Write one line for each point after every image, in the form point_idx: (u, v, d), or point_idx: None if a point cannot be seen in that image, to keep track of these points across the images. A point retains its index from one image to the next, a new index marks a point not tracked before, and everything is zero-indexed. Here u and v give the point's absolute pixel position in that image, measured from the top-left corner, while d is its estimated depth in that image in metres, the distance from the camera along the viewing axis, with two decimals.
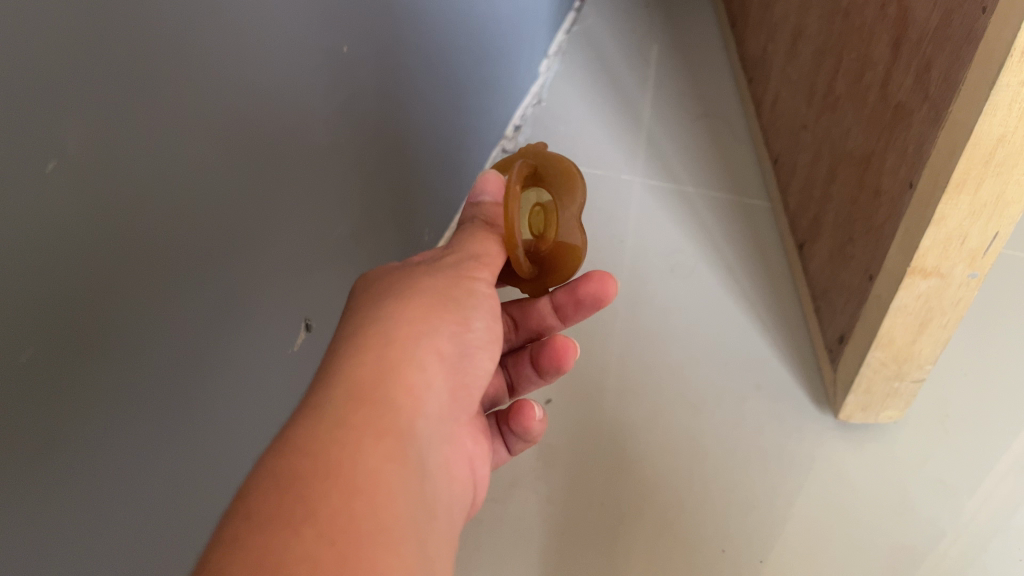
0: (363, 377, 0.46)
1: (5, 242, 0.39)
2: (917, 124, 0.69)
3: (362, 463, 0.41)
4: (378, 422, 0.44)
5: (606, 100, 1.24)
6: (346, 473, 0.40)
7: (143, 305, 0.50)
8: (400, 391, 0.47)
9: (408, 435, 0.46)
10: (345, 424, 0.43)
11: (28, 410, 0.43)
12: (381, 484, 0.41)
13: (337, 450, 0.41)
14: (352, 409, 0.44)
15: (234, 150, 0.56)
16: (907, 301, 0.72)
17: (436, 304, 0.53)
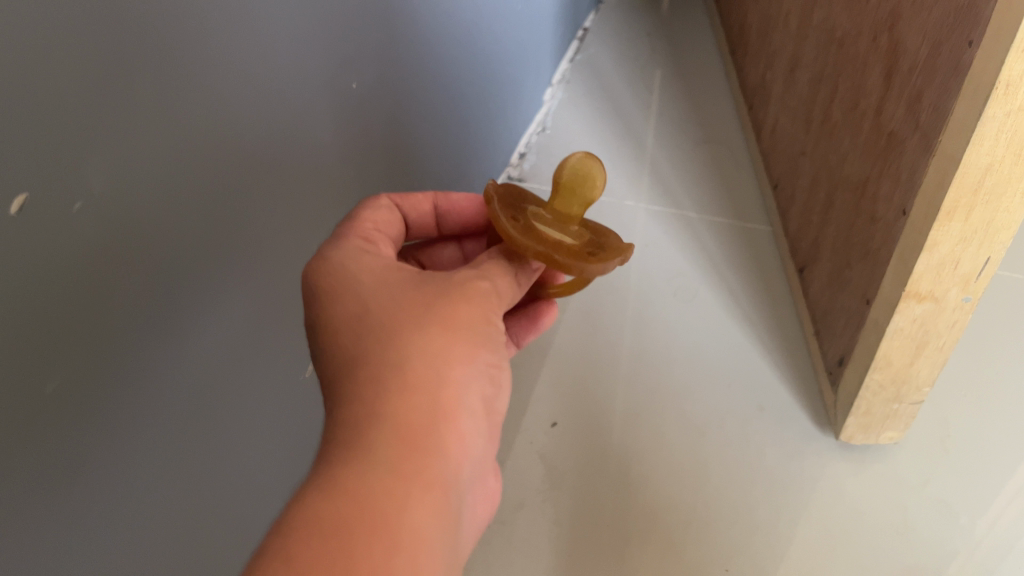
0: (412, 418, 0.44)
1: (24, 279, 0.41)
2: (908, 151, 0.69)
3: (408, 519, 0.40)
4: (425, 470, 0.42)
5: (610, 128, 1.29)
6: (390, 529, 0.38)
7: (166, 340, 0.52)
8: (447, 437, 0.44)
9: (452, 485, 0.43)
10: (394, 470, 0.41)
11: (44, 443, 0.44)
12: (423, 540, 0.39)
13: (385, 501, 0.39)
14: (398, 455, 0.42)
15: (257, 196, 0.59)
16: (903, 324, 0.72)
17: (474, 342, 0.48)
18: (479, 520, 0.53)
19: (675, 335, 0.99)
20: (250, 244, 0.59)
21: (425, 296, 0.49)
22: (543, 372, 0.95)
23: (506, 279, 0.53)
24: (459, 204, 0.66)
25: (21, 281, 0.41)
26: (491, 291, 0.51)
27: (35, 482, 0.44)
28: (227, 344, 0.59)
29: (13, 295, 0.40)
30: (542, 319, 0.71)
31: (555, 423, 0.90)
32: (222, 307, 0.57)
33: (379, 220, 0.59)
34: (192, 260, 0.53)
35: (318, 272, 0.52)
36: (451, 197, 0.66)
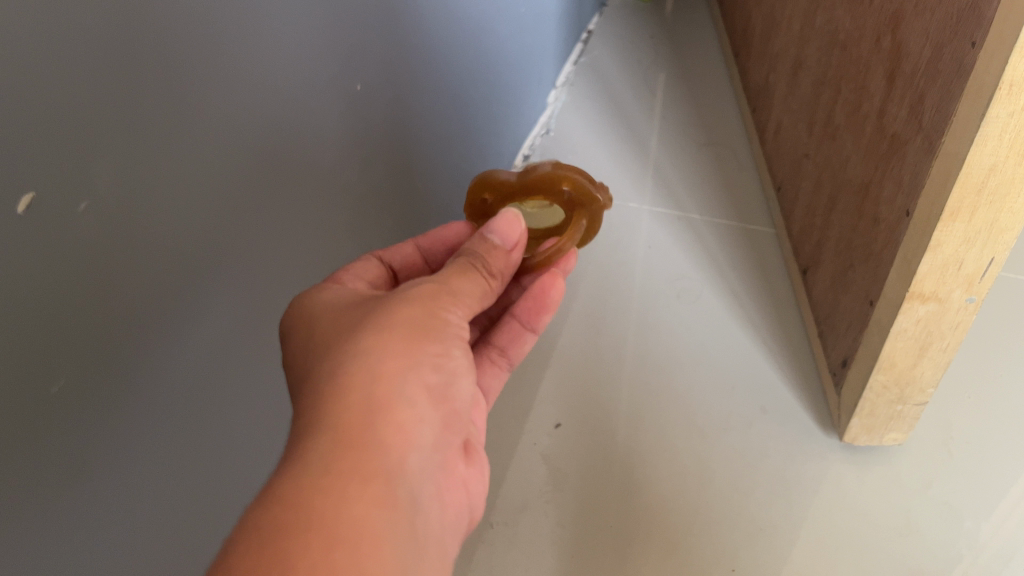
0: (349, 417, 0.44)
1: (35, 274, 0.41)
2: (911, 154, 0.69)
3: (346, 513, 0.39)
4: (364, 465, 0.42)
5: (614, 130, 1.29)
6: (329, 526, 0.38)
7: (167, 339, 0.52)
8: (388, 430, 0.45)
9: (398, 476, 0.44)
10: (332, 469, 0.41)
11: (48, 439, 0.45)
12: (367, 532, 0.39)
13: (322, 499, 0.39)
14: (336, 454, 0.42)
15: (262, 196, 0.59)
16: (907, 325, 0.72)
17: (413, 336, 0.49)
18: (454, 521, 0.52)
19: (679, 336, 0.99)
20: (253, 244, 0.59)
21: (368, 311, 0.51)
22: (546, 374, 0.95)
23: (465, 278, 0.55)
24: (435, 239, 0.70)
25: (27, 282, 0.41)
26: (440, 290, 0.53)
27: (36, 484, 0.45)
28: (228, 343, 0.59)
29: (20, 296, 0.41)
30: (552, 291, 0.69)
31: (558, 425, 0.90)
32: (224, 306, 0.57)
33: (360, 269, 0.63)
34: (195, 259, 0.53)
35: (287, 317, 0.54)
36: (429, 235, 0.70)
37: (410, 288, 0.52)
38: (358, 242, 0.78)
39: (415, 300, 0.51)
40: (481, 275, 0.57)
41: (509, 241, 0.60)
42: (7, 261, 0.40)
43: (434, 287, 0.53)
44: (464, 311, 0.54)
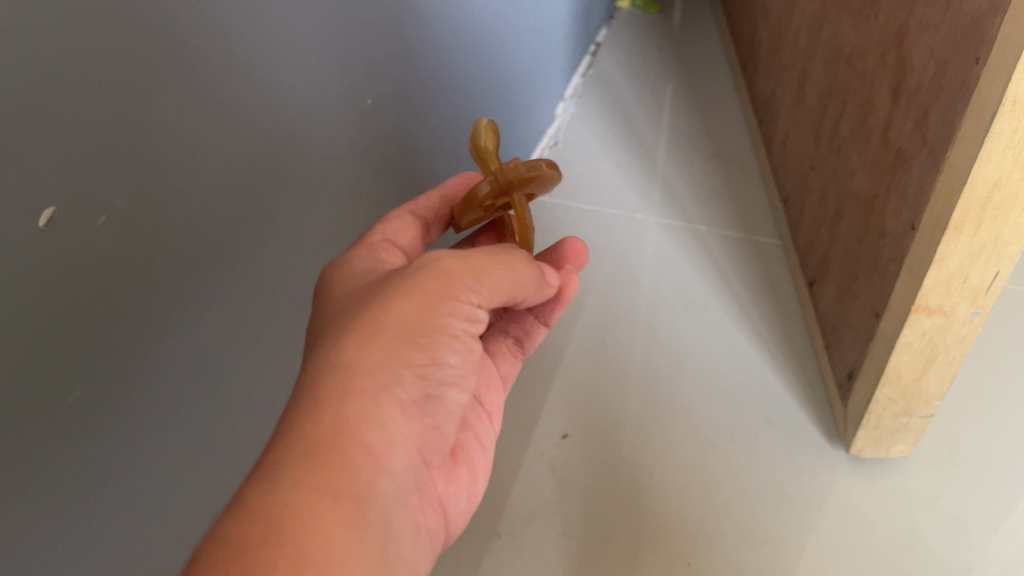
0: (322, 433, 0.44)
1: (59, 287, 0.43)
2: (917, 168, 0.70)
3: (311, 533, 0.40)
4: (335, 485, 0.42)
5: (621, 142, 1.30)
6: (293, 548, 0.39)
7: (180, 349, 0.53)
8: (360, 450, 0.45)
9: (367, 496, 0.44)
10: (299, 489, 0.41)
11: (65, 447, 0.46)
12: (332, 555, 0.40)
13: (287, 520, 0.40)
14: (307, 470, 0.42)
15: (273, 208, 0.60)
16: (912, 338, 0.72)
17: (401, 344, 0.48)
18: (427, 541, 0.53)
19: (686, 348, 0.99)
20: (262, 255, 0.60)
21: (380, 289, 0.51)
22: (553, 385, 0.96)
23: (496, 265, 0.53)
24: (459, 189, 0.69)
25: (48, 295, 0.42)
26: (460, 271, 0.51)
27: (53, 493, 0.46)
28: (238, 352, 0.60)
29: (43, 308, 0.42)
30: (567, 289, 0.68)
31: (565, 435, 0.91)
32: (235, 316, 0.58)
33: (390, 231, 0.62)
34: (206, 271, 0.54)
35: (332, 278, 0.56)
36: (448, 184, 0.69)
37: (432, 260, 0.51)
38: None
39: (430, 277, 0.50)
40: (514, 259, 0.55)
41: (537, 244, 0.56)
42: (28, 276, 0.41)
43: (457, 264, 0.51)
44: (484, 294, 0.52)
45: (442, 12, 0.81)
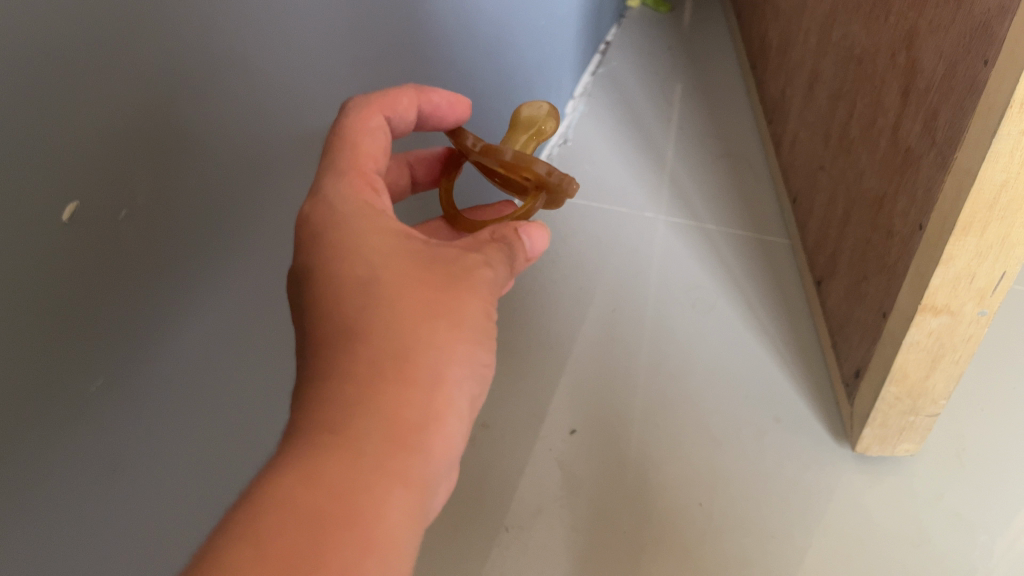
0: (403, 411, 0.43)
1: (81, 280, 0.44)
2: (925, 169, 0.70)
3: (382, 517, 0.39)
4: (407, 471, 0.42)
5: (630, 141, 1.31)
6: (363, 526, 0.38)
7: (197, 340, 0.54)
8: (434, 436, 0.44)
9: (429, 486, 0.43)
10: (375, 469, 0.40)
11: (82, 438, 0.47)
12: (395, 545, 0.39)
13: (362, 496, 0.39)
14: (384, 449, 0.41)
15: (286, 204, 0.61)
16: (919, 337, 0.73)
17: (477, 340, 0.48)
18: None
19: (693, 345, 1.00)
20: (276, 250, 0.61)
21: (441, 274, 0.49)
22: (561, 381, 0.97)
23: (502, 265, 0.53)
24: (439, 108, 0.62)
25: (74, 288, 0.43)
26: (488, 274, 0.51)
27: (72, 481, 0.47)
28: (251, 344, 0.61)
29: (69, 300, 0.43)
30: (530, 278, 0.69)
31: (574, 431, 0.91)
32: (248, 307, 0.59)
33: (368, 151, 0.56)
34: (222, 263, 0.55)
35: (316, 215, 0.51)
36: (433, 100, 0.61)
37: (458, 258, 0.50)
38: None
39: (462, 277, 0.49)
40: (511, 269, 0.55)
41: (532, 251, 0.57)
42: (53, 269, 0.42)
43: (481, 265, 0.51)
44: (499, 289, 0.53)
45: (454, 11, 0.82)
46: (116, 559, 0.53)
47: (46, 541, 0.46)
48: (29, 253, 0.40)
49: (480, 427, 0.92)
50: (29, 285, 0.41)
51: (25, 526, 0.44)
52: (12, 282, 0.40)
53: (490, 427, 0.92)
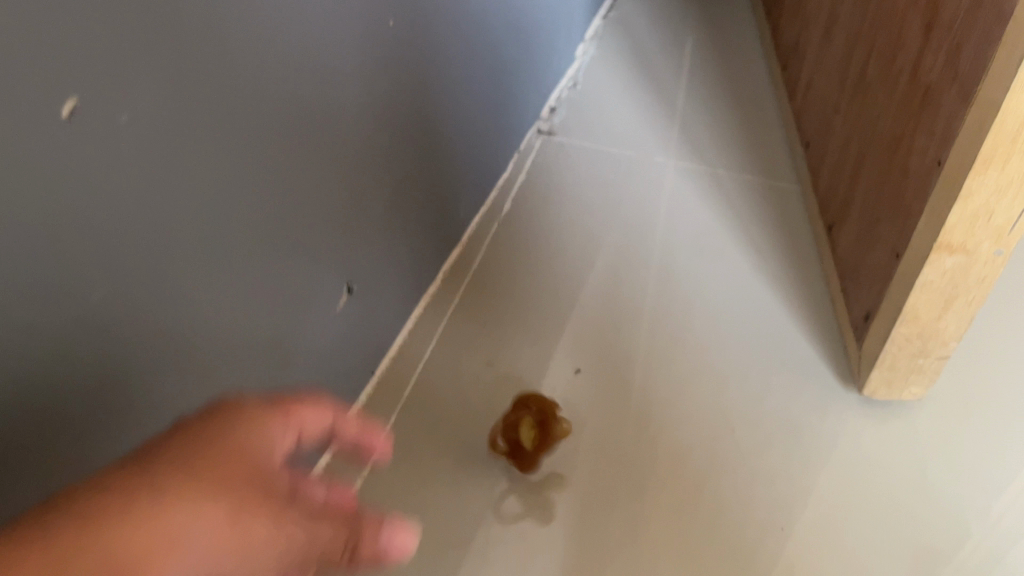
0: (198, 427, 0.36)
1: (90, 185, 0.42)
2: (947, 105, 0.69)
3: (162, 516, 0.30)
4: (211, 473, 0.33)
5: (641, 88, 1.28)
6: (126, 517, 0.29)
7: (202, 257, 0.53)
8: (240, 443, 0.36)
9: (257, 484, 0.35)
10: (161, 467, 0.32)
11: (93, 352, 0.45)
12: (173, 538, 0.30)
13: (133, 494, 0.30)
14: (178, 454, 0.34)
15: (299, 127, 0.60)
16: (932, 278, 0.72)
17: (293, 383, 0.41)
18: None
19: (700, 288, 0.99)
20: (288, 174, 0.60)
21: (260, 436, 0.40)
22: (568, 322, 0.96)
23: None
24: None
25: (80, 194, 0.41)
26: None
27: (77, 398, 0.45)
28: (258, 268, 0.60)
29: (75, 207, 0.41)
30: None
31: (579, 370, 0.91)
32: (258, 228, 0.58)
33: None
34: (232, 181, 0.54)
35: None
36: None
37: None
38: (391, 182, 0.78)
39: None
40: None
41: None
42: (61, 173, 0.40)
43: None
44: None
45: None
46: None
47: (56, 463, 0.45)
48: (35, 156, 0.38)
49: (485, 365, 0.92)
50: (40, 188, 0.38)
51: (34, 444, 0.43)
52: (19, 186, 0.37)
53: (496, 365, 0.92)
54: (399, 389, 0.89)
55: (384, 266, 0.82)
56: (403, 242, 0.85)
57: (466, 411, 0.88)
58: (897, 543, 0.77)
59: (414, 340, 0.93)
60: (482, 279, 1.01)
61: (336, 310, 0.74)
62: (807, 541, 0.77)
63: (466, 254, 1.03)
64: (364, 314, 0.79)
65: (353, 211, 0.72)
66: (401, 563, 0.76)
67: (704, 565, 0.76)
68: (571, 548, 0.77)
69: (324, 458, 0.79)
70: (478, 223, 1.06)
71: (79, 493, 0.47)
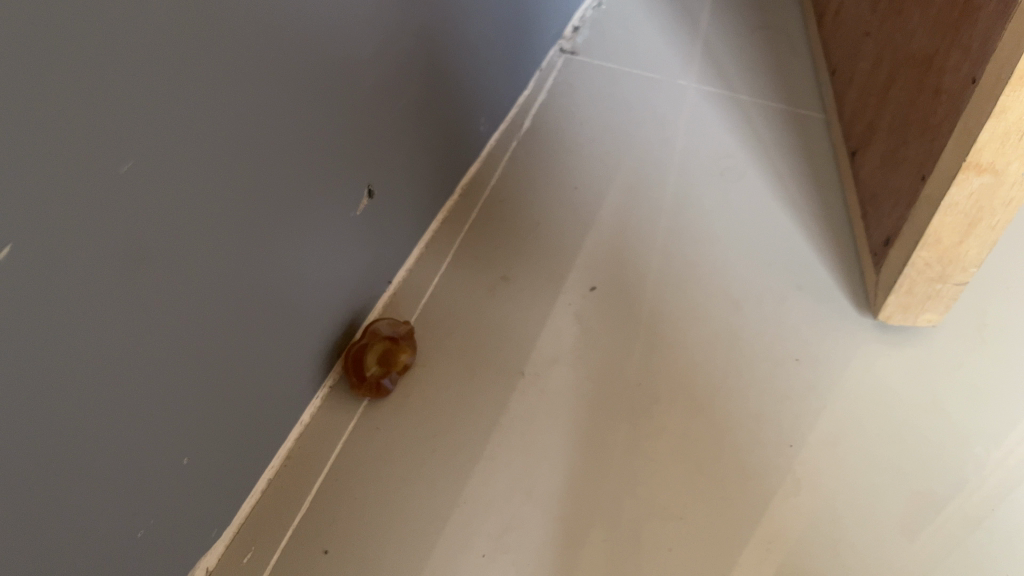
0: None
1: (122, 49, 0.41)
2: (984, 20, 0.69)
3: None
4: None
5: (665, 15, 1.32)
6: None
7: (227, 139, 0.53)
8: None
9: None
10: None
11: (118, 220, 0.45)
12: None
13: None
14: None
15: (332, 23, 0.60)
16: (958, 199, 0.73)
17: None
18: None
19: (720, 210, 1.01)
20: (317, 75, 0.61)
21: None
22: (584, 241, 0.97)
23: None
24: None
25: (114, 55, 0.41)
26: None
27: (101, 266, 0.45)
28: (284, 160, 0.61)
29: (109, 67, 0.41)
30: None
31: (594, 288, 0.92)
32: (283, 123, 0.59)
33: None
34: (262, 68, 0.54)
35: None
36: None
37: None
38: (413, 91, 0.79)
39: None
40: None
41: None
42: (97, 29, 0.40)
43: None
44: None
45: None
46: (150, 363, 0.52)
47: (79, 329, 0.45)
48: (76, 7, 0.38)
49: (500, 279, 0.92)
50: (72, 44, 0.38)
51: (57, 309, 0.43)
52: (56, 36, 0.37)
53: (511, 280, 0.92)
54: (414, 301, 0.89)
55: (401, 173, 0.83)
56: (419, 149, 0.86)
57: (479, 323, 0.88)
58: (905, 461, 0.78)
59: (426, 257, 0.94)
60: (500, 196, 1.02)
61: (356, 212, 0.75)
62: (816, 456, 0.79)
63: (482, 175, 1.04)
64: (381, 219, 0.81)
65: (373, 122, 0.73)
66: (410, 462, 0.77)
67: (713, 474, 0.77)
68: (582, 455, 0.78)
69: (327, 383, 0.81)
70: (493, 144, 1.08)
71: (102, 363, 0.48)
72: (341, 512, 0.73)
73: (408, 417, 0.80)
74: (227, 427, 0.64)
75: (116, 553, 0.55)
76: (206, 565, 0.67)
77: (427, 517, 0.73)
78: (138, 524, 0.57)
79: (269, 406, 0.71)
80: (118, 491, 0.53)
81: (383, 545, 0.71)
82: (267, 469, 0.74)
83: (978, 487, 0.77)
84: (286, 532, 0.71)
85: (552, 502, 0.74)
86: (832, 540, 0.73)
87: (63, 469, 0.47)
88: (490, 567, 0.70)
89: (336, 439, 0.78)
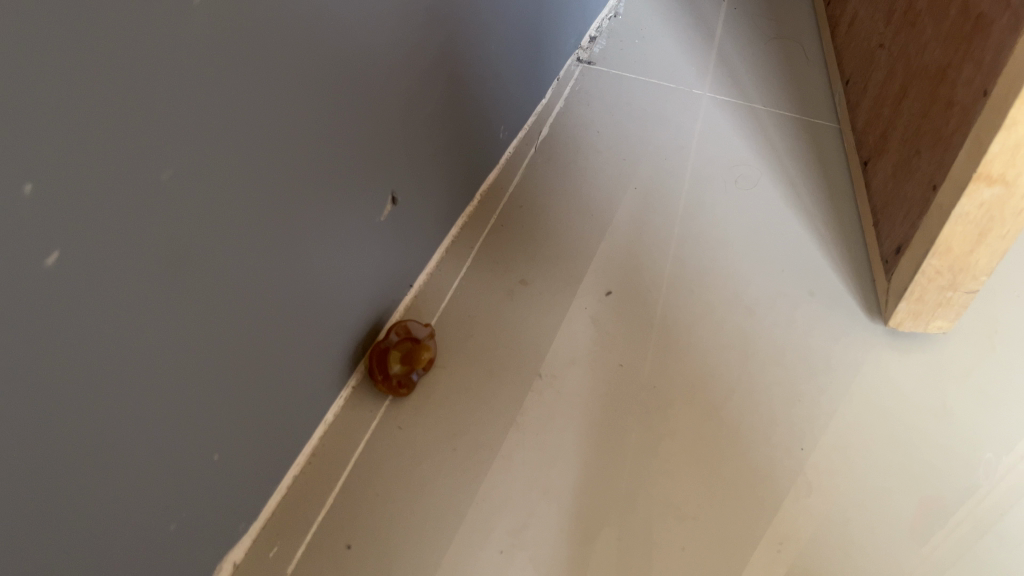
0: None
1: (166, 68, 0.44)
2: (996, 33, 0.71)
3: None
4: None
5: (681, 25, 1.34)
6: None
7: (258, 148, 0.55)
8: None
9: None
10: None
11: (157, 226, 0.48)
12: None
13: None
14: None
15: (359, 39, 0.63)
16: (970, 208, 0.74)
17: None
18: None
19: (733, 217, 1.03)
20: (344, 85, 0.63)
21: None
22: (600, 246, 0.99)
23: None
24: None
25: (160, 73, 0.43)
26: None
27: (138, 270, 0.47)
28: (313, 170, 0.63)
29: (153, 79, 0.43)
30: None
31: (610, 292, 0.94)
32: (313, 134, 0.61)
33: None
34: (293, 81, 0.56)
35: None
36: None
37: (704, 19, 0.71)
38: (436, 102, 0.82)
39: None
40: None
41: None
42: (144, 49, 0.42)
43: None
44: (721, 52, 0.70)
45: None
46: (184, 363, 0.55)
47: (119, 326, 0.47)
48: (129, 25, 0.40)
49: (518, 283, 0.94)
50: (124, 66, 0.41)
51: (99, 310, 0.45)
52: (110, 48, 0.39)
53: (528, 284, 0.94)
54: (434, 305, 0.91)
55: (423, 181, 0.85)
56: (441, 156, 0.88)
57: (498, 326, 0.90)
58: (913, 466, 0.80)
59: (446, 261, 0.96)
60: (517, 202, 1.04)
61: (380, 218, 0.77)
62: (826, 460, 0.80)
63: (500, 181, 1.06)
64: (402, 226, 0.83)
65: (398, 131, 0.75)
66: (429, 460, 0.78)
67: (726, 475, 0.79)
68: (598, 456, 0.80)
69: (349, 384, 0.83)
70: (512, 151, 1.10)
71: (139, 361, 0.50)
72: (362, 509, 0.75)
73: (429, 417, 0.82)
74: (255, 428, 0.67)
75: (148, 545, 0.57)
76: (233, 558, 0.69)
77: (446, 514, 0.75)
78: (170, 517, 0.59)
79: (296, 405, 0.73)
80: (151, 486, 0.55)
81: (405, 540, 0.73)
82: (292, 467, 0.76)
83: (985, 493, 0.78)
84: (309, 529, 0.73)
85: (569, 500, 0.76)
86: (843, 540, 0.75)
87: (98, 467, 0.49)
88: (507, 563, 0.72)
89: (358, 438, 0.80)
